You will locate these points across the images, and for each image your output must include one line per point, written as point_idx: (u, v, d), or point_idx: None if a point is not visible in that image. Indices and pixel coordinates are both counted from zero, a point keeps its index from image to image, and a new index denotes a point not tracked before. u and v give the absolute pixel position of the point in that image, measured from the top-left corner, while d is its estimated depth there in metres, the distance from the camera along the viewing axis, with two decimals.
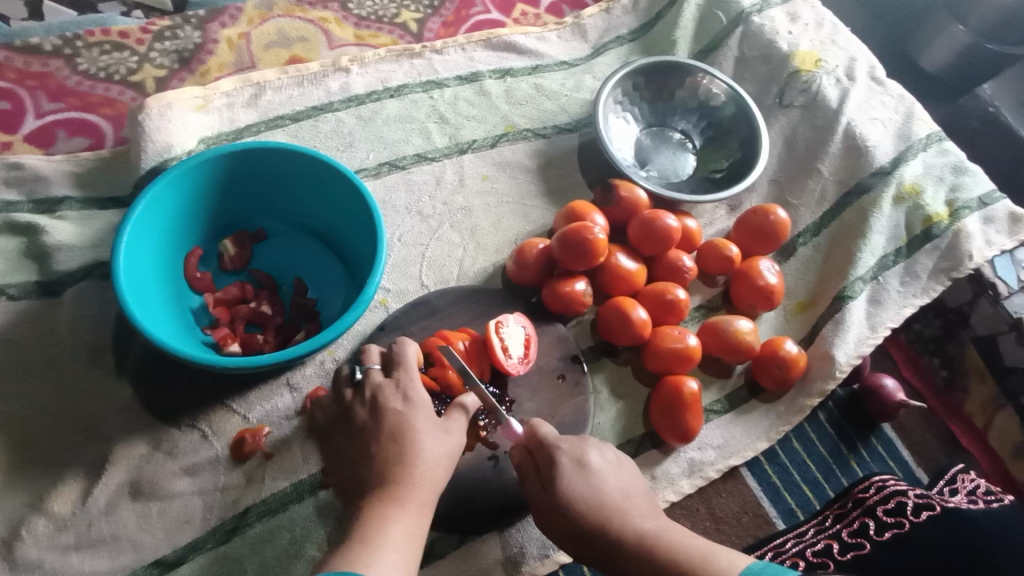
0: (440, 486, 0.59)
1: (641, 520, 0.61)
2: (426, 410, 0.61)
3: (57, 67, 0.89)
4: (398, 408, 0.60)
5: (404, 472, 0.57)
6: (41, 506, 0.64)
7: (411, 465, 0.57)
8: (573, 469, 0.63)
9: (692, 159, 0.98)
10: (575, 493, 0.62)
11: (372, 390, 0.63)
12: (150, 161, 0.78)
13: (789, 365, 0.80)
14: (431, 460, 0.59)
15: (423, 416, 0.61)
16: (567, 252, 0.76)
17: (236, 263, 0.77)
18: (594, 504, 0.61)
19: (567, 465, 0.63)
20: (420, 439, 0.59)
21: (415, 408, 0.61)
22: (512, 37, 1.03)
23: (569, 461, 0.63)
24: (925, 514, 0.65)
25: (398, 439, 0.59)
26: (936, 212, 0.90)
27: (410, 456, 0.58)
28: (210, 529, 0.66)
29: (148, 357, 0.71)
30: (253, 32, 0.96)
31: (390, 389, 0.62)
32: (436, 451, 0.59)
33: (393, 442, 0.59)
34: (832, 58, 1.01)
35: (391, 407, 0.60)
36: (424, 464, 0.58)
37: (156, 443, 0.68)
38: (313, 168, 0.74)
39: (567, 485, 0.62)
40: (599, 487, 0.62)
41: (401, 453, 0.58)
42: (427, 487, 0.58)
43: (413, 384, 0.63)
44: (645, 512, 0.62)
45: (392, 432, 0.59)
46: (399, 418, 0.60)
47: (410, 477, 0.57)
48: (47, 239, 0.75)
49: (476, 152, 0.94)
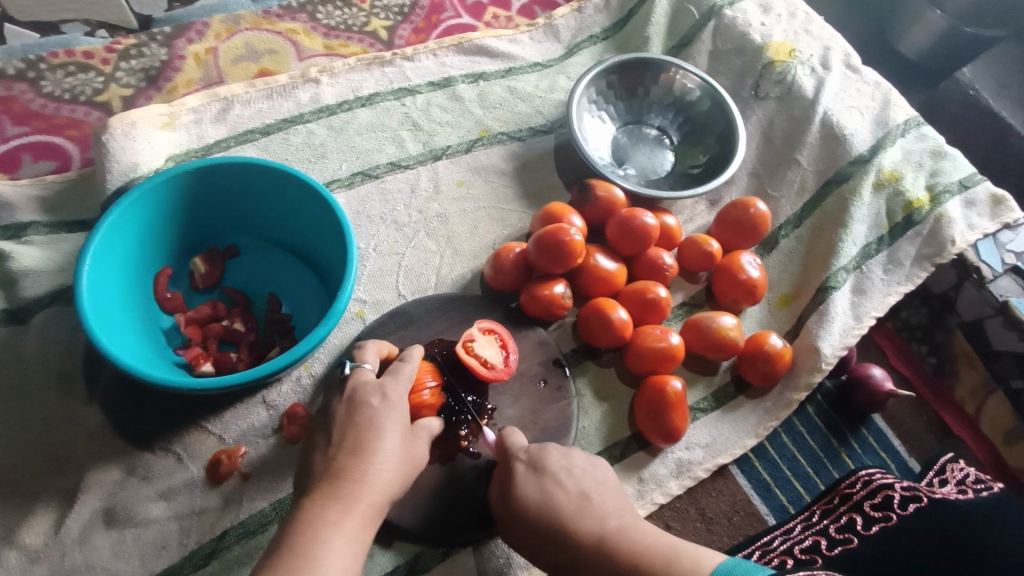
0: (395, 488, 0.58)
1: (602, 518, 0.58)
2: (399, 412, 0.61)
3: (21, 90, 0.88)
4: (373, 404, 0.60)
5: (359, 468, 0.56)
6: (12, 539, 0.62)
7: (366, 460, 0.56)
8: (527, 474, 0.62)
9: (669, 155, 0.97)
10: (529, 496, 0.60)
11: (352, 388, 0.62)
12: (116, 181, 0.77)
13: (774, 359, 0.78)
14: (391, 460, 0.58)
15: (396, 417, 0.60)
16: (544, 254, 0.75)
17: (208, 281, 0.76)
18: (548, 510, 0.59)
19: (522, 472, 0.62)
20: (384, 438, 0.58)
21: (390, 407, 0.60)
22: (483, 40, 1.02)
23: (523, 467, 0.63)
24: (912, 506, 0.64)
25: (362, 434, 0.58)
26: (916, 197, 0.89)
27: (369, 452, 0.57)
28: (187, 554, 0.64)
29: (120, 380, 0.70)
30: (221, 47, 0.95)
31: (370, 388, 0.62)
32: (396, 454, 0.58)
33: (355, 437, 0.58)
34: (806, 48, 1.00)
35: (366, 402, 0.60)
36: (381, 464, 0.57)
37: (130, 468, 0.67)
38: (282, 181, 0.73)
39: (523, 492, 0.61)
40: (553, 492, 0.60)
41: (360, 449, 0.57)
42: (380, 489, 0.56)
43: (395, 387, 0.62)
44: (607, 509, 0.59)
45: (360, 426, 0.58)
46: (372, 415, 0.59)
47: (365, 475, 0.56)
48: (12, 265, 0.74)
49: (451, 158, 0.93)
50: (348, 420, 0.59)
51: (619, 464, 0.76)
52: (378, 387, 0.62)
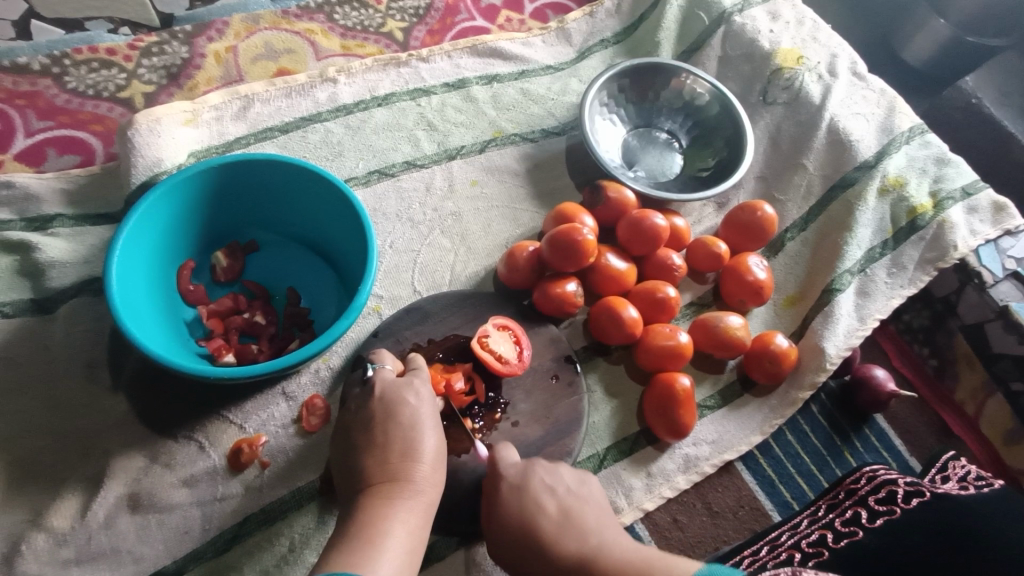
0: (441, 484, 0.62)
1: (583, 537, 0.59)
2: (432, 407, 0.64)
3: (46, 85, 0.90)
4: (410, 402, 0.63)
5: (411, 469, 0.59)
6: (40, 521, 0.64)
7: (417, 461, 0.60)
8: (508, 492, 0.63)
9: (678, 158, 0.99)
10: (511, 512, 0.62)
11: (383, 388, 0.64)
12: (141, 176, 0.78)
13: (780, 359, 0.80)
14: (434, 457, 0.61)
15: (431, 415, 0.63)
16: (558, 254, 0.77)
17: (229, 275, 0.78)
18: (528, 531, 0.60)
19: (506, 490, 0.63)
20: (424, 436, 0.61)
21: (424, 403, 0.63)
22: (497, 43, 1.04)
23: (508, 487, 0.63)
24: (915, 500, 0.66)
25: (409, 435, 0.61)
26: (920, 203, 0.91)
27: (416, 452, 0.60)
28: (210, 539, 0.66)
29: (144, 369, 0.72)
30: (240, 46, 0.97)
31: (402, 386, 0.64)
32: (436, 451, 0.62)
33: (402, 438, 0.61)
34: (814, 55, 1.03)
35: (403, 401, 0.63)
36: (430, 463, 0.60)
37: (153, 455, 0.68)
38: (305, 179, 0.75)
39: (506, 511, 0.62)
40: (526, 500, 0.62)
41: (408, 449, 0.60)
42: (432, 486, 0.60)
43: (423, 385, 0.65)
44: (590, 527, 0.60)
45: (402, 424, 0.61)
46: (414, 414, 0.62)
47: (417, 475, 0.59)
48: (39, 256, 0.75)
49: (465, 158, 0.95)
50: (389, 418, 0.62)
51: (628, 458, 0.78)
52: (411, 385, 0.64)
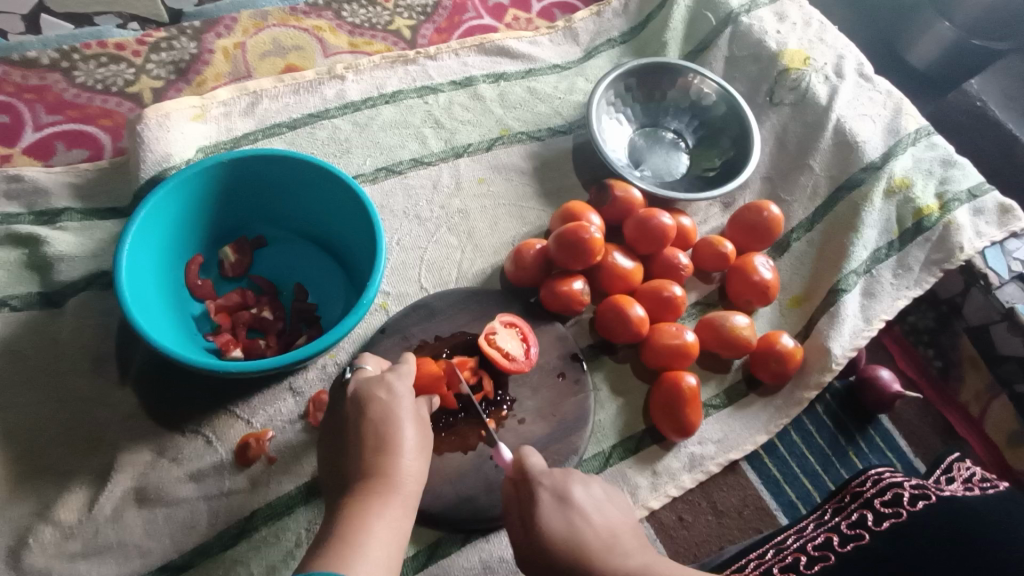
0: (422, 477, 0.61)
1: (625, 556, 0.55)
2: (411, 401, 0.63)
3: (55, 80, 0.90)
4: (381, 397, 0.62)
5: (388, 463, 0.59)
6: (47, 514, 0.64)
7: (394, 455, 0.59)
8: (552, 504, 0.58)
9: (685, 158, 0.99)
10: (552, 528, 0.56)
11: (358, 384, 0.64)
12: (150, 171, 0.78)
13: (786, 359, 0.80)
14: (414, 450, 0.61)
15: (409, 408, 0.62)
16: (565, 252, 0.77)
17: (237, 270, 0.78)
18: (573, 544, 0.55)
19: (545, 500, 0.58)
20: (402, 430, 0.60)
21: (398, 397, 0.62)
22: (504, 41, 1.04)
23: (547, 495, 0.58)
24: (921, 503, 0.65)
25: (381, 430, 0.60)
26: (926, 204, 0.91)
27: (394, 446, 0.60)
28: (217, 533, 0.66)
29: (152, 363, 0.72)
30: (249, 42, 0.97)
31: (376, 381, 0.64)
32: (416, 443, 0.61)
33: (376, 432, 0.60)
34: (820, 56, 1.03)
35: (375, 396, 0.62)
36: (410, 456, 0.60)
37: (161, 449, 0.69)
38: (314, 175, 0.75)
39: (549, 526, 0.56)
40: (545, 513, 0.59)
41: (383, 443, 0.59)
42: (411, 479, 0.59)
43: (399, 380, 0.64)
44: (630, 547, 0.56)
45: (377, 420, 0.61)
46: (386, 407, 0.61)
47: (396, 469, 0.59)
48: (48, 250, 0.76)
49: (472, 156, 0.95)
50: (361, 414, 0.61)
51: (634, 457, 0.78)
52: (385, 380, 0.63)
